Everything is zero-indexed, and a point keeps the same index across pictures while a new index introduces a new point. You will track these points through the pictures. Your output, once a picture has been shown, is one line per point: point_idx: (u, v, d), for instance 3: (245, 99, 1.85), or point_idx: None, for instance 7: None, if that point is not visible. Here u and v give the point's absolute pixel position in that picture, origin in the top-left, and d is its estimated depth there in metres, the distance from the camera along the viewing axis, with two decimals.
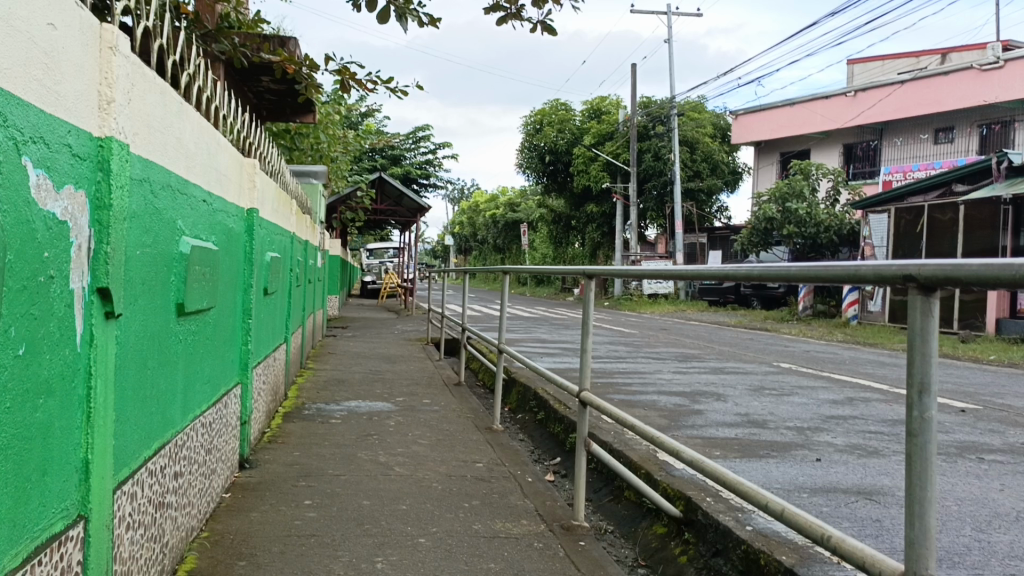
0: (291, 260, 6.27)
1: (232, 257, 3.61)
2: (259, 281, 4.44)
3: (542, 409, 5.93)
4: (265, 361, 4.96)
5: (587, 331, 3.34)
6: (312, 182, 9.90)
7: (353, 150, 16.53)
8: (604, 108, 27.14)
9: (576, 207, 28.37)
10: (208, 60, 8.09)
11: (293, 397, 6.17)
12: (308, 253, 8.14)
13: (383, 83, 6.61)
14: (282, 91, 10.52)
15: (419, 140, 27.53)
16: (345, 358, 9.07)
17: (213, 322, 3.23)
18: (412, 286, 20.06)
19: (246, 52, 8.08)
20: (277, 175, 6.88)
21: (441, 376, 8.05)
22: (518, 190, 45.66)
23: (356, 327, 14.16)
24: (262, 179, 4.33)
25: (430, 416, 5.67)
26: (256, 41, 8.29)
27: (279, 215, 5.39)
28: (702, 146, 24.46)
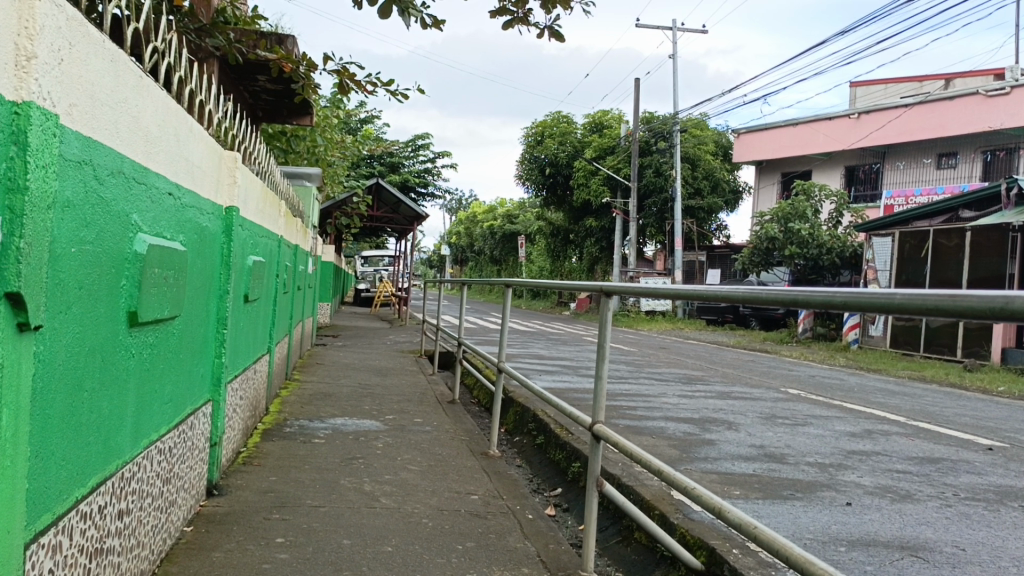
0: (278, 265, 5.87)
1: (205, 259, 3.23)
2: (239, 288, 4.05)
3: (542, 433, 5.55)
4: (244, 373, 4.55)
5: (603, 356, 2.96)
6: (305, 184, 9.51)
7: (351, 156, 16.13)
8: (605, 122, 26.86)
9: (575, 220, 28.02)
10: (201, 55, 7.73)
11: (274, 412, 5.76)
12: (298, 259, 7.74)
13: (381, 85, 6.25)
14: (279, 91, 10.15)
15: (418, 149, 27.17)
16: (333, 369, 8.66)
17: (178, 333, 2.85)
18: (406, 296, 19.63)
19: (240, 48, 7.71)
20: (266, 176, 6.49)
21: (434, 392, 7.65)
22: (517, 203, 45.28)
23: (347, 336, 13.74)
24: (245, 176, 3.95)
25: (419, 437, 5.27)
26: (252, 38, 7.93)
27: (265, 217, 5.00)
28: (704, 163, 24.16)
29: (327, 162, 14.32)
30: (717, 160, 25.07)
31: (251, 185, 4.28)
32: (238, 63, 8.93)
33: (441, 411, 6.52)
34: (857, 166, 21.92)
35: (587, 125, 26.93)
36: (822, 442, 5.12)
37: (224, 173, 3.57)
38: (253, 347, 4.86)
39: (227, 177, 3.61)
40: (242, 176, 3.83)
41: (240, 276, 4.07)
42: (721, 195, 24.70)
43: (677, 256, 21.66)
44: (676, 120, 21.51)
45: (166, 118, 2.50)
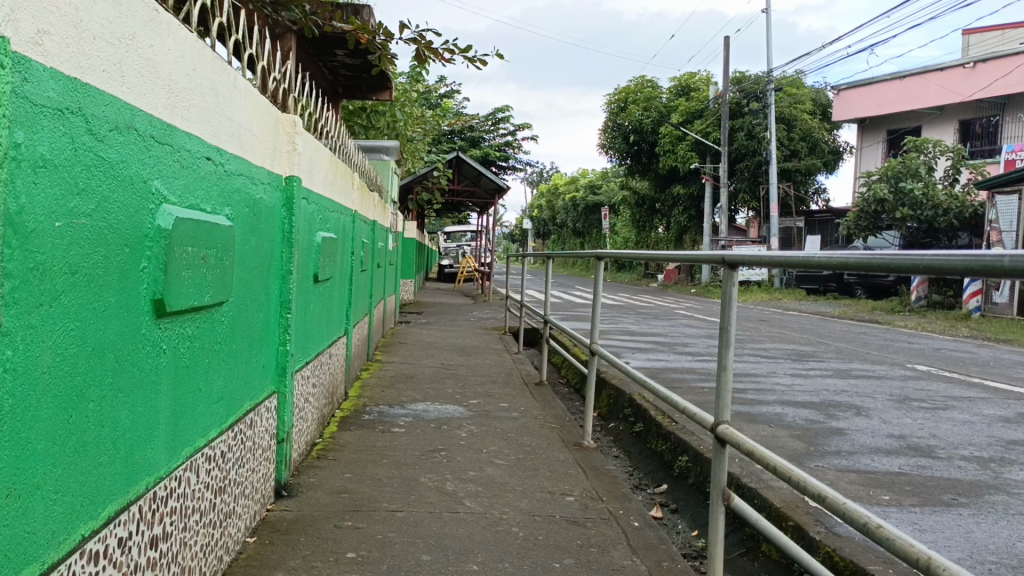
0: (353, 241, 5.51)
1: (261, 234, 2.84)
2: (305, 266, 3.68)
3: (640, 419, 5.05)
4: (317, 359, 4.21)
5: (731, 342, 2.40)
6: (383, 158, 9.20)
7: (430, 130, 15.77)
8: (692, 85, 25.66)
9: (661, 188, 27.03)
10: (278, 31, 7.44)
11: (354, 397, 5.44)
12: (377, 234, 7.40)
13: (459, 51, 5.79)
14: (357, 65, 9.84)
15: (500, 121, 26.73)
16: (416, 349, 8.34)
17: (229, 319, 2.48)
18: (490, 271, 19.28)
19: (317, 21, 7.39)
20: (340, 148, 6.15)
21: (521, 371, 7.25)
22: (600, 173, 44.24)
23: (431, 313, 13.45)
24: (307, 142, 3.55)
25: (509, 426, 4.84)
26: (328, 10, 7.57)
27: (336, 188, 4.62)
28: (800, 123, 22.70)
29: (407, 138, 13.99)
30: (814, 119, 23.57)
31: (316, 154, 3.87)
32: (312, 37, 8.60)
33: (529, 393, 6.10)
34: (972, 120, 20.11)
35: (673, 89, 25.75)
36: (970, 432, 4.42)
37: (283, 138, 3.16)
38: (327, 331, 4.52)
39: (286, 142, 3.21)
40: (303, 144, 3.42)
41: (307, 254, 3.70)
42: (819, 156, 23.24)
43: (772, 223, 20.51)
44: (770, 78, 20.24)
45: (198, 64, 2.09)
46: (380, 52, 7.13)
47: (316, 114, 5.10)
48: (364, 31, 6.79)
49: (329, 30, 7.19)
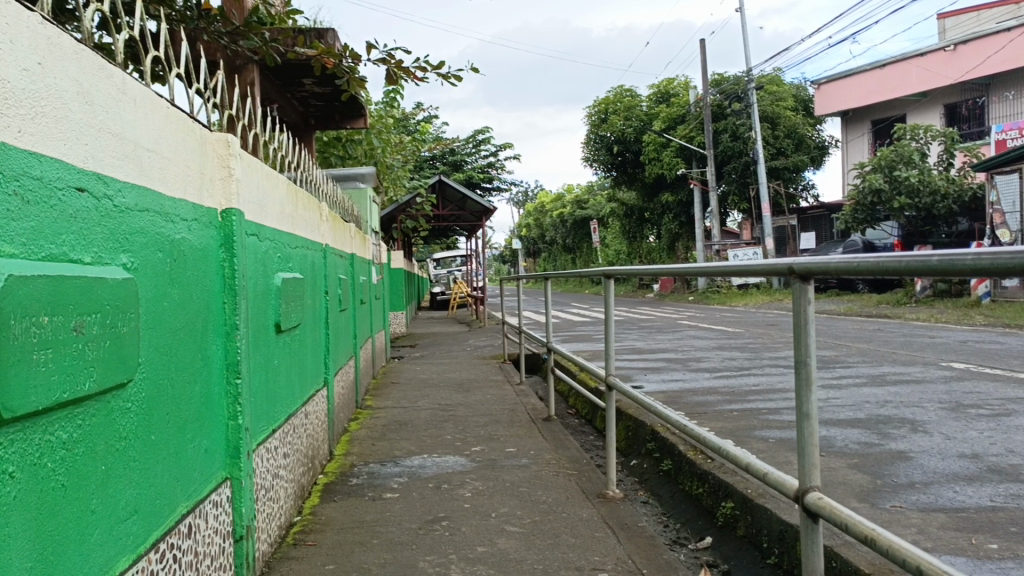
0: (326, 279, 4.88)
1: (186, 286, 2.22)
2: (260, 316, 3.05)
3: (667, 456, 4.44)
4: (288, 423, 3.58)
5: (812, 379, 1.79)
6: (359, 186, 8.60)
7: (409, 156, 15.20)
8: (672, 91, 25.25)
9: (649, 197, 26.54)
10: (237, 62, 6.86)
11: (340, 456, 4.80)
12: (356, 267, 6.78)
13: (432, 68, 5.22)
14: (327, 94, 9.27)
15: (480, 143, 26.25)
16: (409, 388, 7.68)
17: (141, 403, 1.86)
18: (483, 295, 18.67)
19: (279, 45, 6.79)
20: (307, 178, 5.53)
21: (525, 405, 6.62)
22: (584, 188, 43.73)
23: (424, 346, 12.80)
24: (249, 167, 2.92)
25: (518, 478, 4.18)
26: (289, 34, 7.00)
27: (297, 220, 4.01)
28: (785, 120, 22.17)
29: (386, 166, 13.41)
30: (800, 115, 23.14)
31: (265, 183, 3.26)
32: (275, 66, 8.00)
33: (538, 431, 5.48)
34: (958, 102, 19.62)
35: (653, 96, 25.30)
36: None
37: (212, 163, 2.54)
38: (298, 386, 3.88)
39: (218, 167, 2.59)
40: (243, 171, 2.80)
41: (261, 302, 3.08)
42: (807, 152, 22.77)
43: (766, 223, 20.00)
44: (751, 77, 19.83)
45: (51, 58, 1.49)
46: (348, 76, 6.47)
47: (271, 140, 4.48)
48: (330, 55, 6.14)
49: (290, 57, 6.57)
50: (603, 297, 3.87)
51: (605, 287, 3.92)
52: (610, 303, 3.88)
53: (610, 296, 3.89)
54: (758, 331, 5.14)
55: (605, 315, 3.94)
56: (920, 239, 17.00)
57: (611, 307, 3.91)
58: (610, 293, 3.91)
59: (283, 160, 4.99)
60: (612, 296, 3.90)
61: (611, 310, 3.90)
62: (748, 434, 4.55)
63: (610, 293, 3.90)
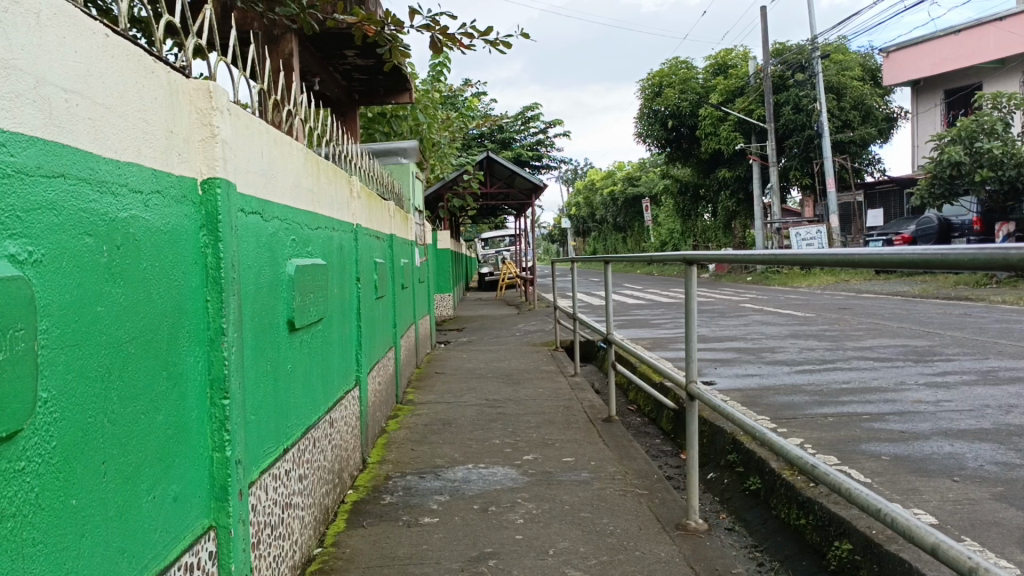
0: (358, 264, 4.30)
1: (137, 283, 1.62)
2: (262, 312, 2.48)
3: (755, 472, 3.78)
4: (306, 438, 3.02)
5: None
6: (401, 162, 8.01)
7: (457, 133, 14.59)
8: (729, 63, 24.15)
9: (705, 174, 25.44)
10: (272, 35, 6.29)
11: (374, 463, 4.25)
12: (395, 248, 6.18)
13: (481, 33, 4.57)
14: (370, 67, 8.68)
15: (529, 120, 25.54)
16: (454, 379, 7.10)
17: (48, 458, 1.28)
18: (532, 276, 17.98)
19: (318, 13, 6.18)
20: (342, 152, 4.93)
21: (581, 401, 5.97)
22: (636, 165, 42.67)
23: (472, 330, 12.25)
24: (245, 130, 2.33)
25: (579, 500, 3.55)
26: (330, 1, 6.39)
27: (319, 194, 3.43)
28: (851, 91, 20.88)
29: (433, 143, 12.81)
30: (868, 85, 21.79)
31: (272, 150, 2.67)
32: (313, 36, 7.44)
33: (599, 435, 4.86)
34: None
35: (710, 68, 24.21)
36: None
37: (187, 119, 1.94)
38: (321, 391, 3.32)
39: (198, 125, 2.00)
40: (236, 134, 2.21)
41: (263, 296, 2.50)
42: (875, 125, 21.36)
43: (832, 200, 18.85)
44: (817, 46, 18.60)
45: None
46: (391, 44, 5.71)
47: (291, 106, 3.87)
48: (372, 22, 5.29)
49: (329, 24, 5.82)
50: (685, 283, 3.18)
51: (687, 273, 3.21)
52: (693, 291, 3.18)
53: (692, 284, 3.19)
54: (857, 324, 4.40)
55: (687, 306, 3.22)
56: (1002, 215, 15.80)
57: (695, 295, 3.19)
58: (692, 281, 3.20)
59: (314, 132, 4.40)
60: (694, 284, 3.20)
61: (695, 299, 3.19)
62: (852, 448, 3.83)
63: (691, 281, 3.20)
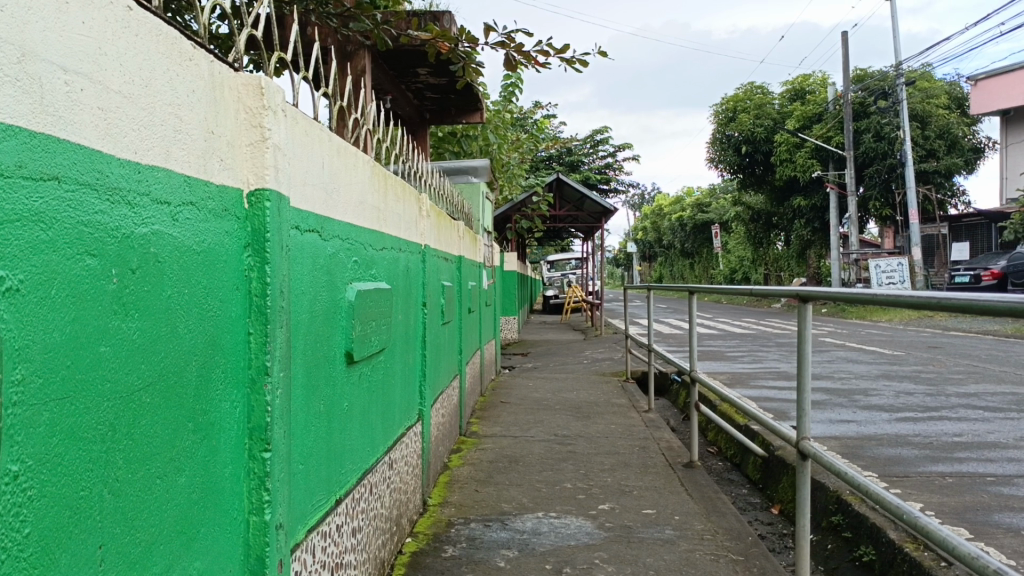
0: (424, 288, 3.99)
1: (159, 315, 1.32)
2: (316, 344, 2.18)
3: (867, 542, 3.25)
4: (361, 485, 2.70)
5: None
6: (471, 181, 7.74)
7: (527, 154, 14.34)
8: (808, 87, 23.39)
9: (779, 201, 24.54)
10: (347, 51, 6.13)
11: (434, 505, 3.92)
12: (464, 270, 5.89)
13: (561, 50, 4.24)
14: (443, 86, 8.49)
15: (598, 144, 25.25)
16: (519, 410, 6.73)
17: (19, 553, 0.97)
18: (598, 301, 17.54)
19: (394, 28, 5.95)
20: (412, 172, 4.65)
21: (658, 441, 5.51)
22: (707, 191, 41.79)
23: (537, 355, 11.90)
24: (302, 135, 2.04)
25: (663, 563, 3.12)
26: (406, 17, 6.19)
27: (386, 211, 3.14)
28: (937, 119, 19.67)
29: (502, 164, 12.55)
30: (955, 113, 20.61)
31: (335, 162, 2.38)
32: (386, 53, 7.28)
33: (680, 483, 4.40)
34: None
35: (787, 93, 23.48)
36: None
37: (233, 119, 1.65)
38: (380, 429, 3.00)
39: (247, 125, 1.70)
40: (292, 141, 1.91)
41: (318, 327, 2.19)
42: (960, 154, 20.06)
43: (915, 231, 17.87)
44: (901, 71, 17.74)
45: None
46: (464, 61, 5.42)
47: (361, 119, 3.60)
48: (445, 38, 4.97)
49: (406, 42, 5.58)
50: (799, 320, 2.79)
51: (800, 307, 2.82)
52: (809, 330, 2.79)
53: (808, 322, 2.79)
54: (972, 370, 3.84)
55: (800, 346, 2.83)
56: None
57: (809, 335, 2.79)
58: (807, 318, 2.81)
59: (386, 147, 4.13)
60: (810, 322, 2.81)
61: (810, 339, 2.79)
62: (981, 518, 3.27)
63: (807, 318, 2.80)
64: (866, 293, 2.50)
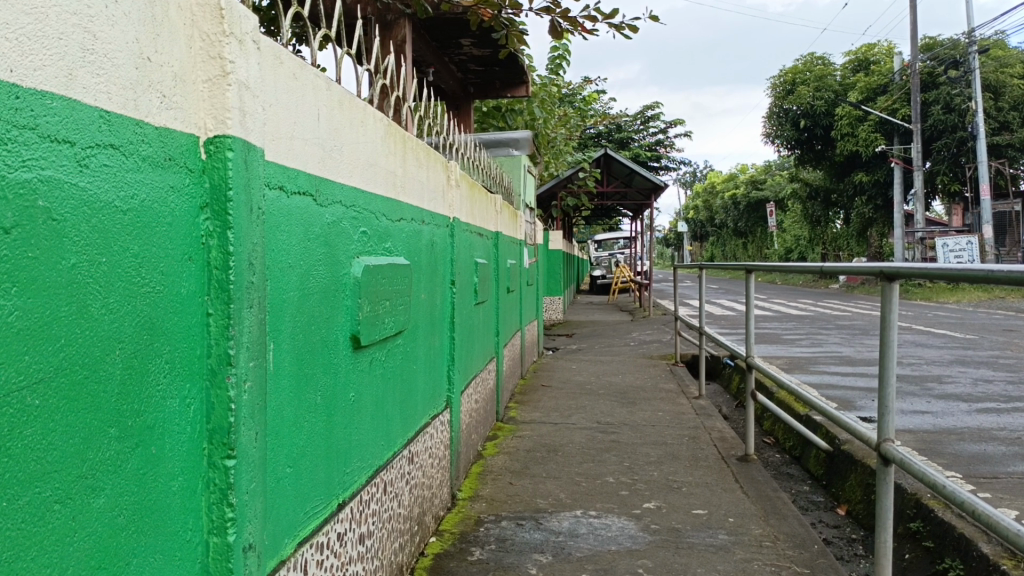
0: (453, 265, 3.66)
1: (58, 291, 1.01)
2: (307, 327, 1.86)
3: (953, 554, 2.83)
4: (373, 485, 2.40)
5: None
6: (513, 154, 7.35)
7: (574, 130, 13.87)
8: (871, 57, 22.29)
9: (838, 178, 23.55)
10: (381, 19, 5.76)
11: (464, 499, 3.62)
12: (501, 248, 5.53)
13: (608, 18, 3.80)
14: (487, 58, 8.09)
15: (649, 120, 24.55)
16: (562, 395, 6.39)
17: None
18: (647, 282, 17.05)
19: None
20: (449, 147, 4.28)
21: (709, 431, 5.12)
22: (762, 169, 40.59)
23: (584, 336, 11.52)
24: (286, 77, 1.71)
25: (717, 574, 2.76)
26: None
27: (405, 176, 2.80)
28: (1012, 89, 18.53)
29: (548, 140, 12.13)
30: None
31: (335, 116, 2.05)
32: (426, 21, 6.91)
33: (735, 478, 4.01)
34: None
35: (848, 64, 22.39)
36: None
37: (182, 48, 1.33)
38: (398, 420, 2.70)
39: (203, 57, 1.38)
40: (268, 82, 1.58)
41: (311, 307, 1.88)
42: None
43: (985, 208, 16.87)
44: (973, 38, 16.69)
45: None
46: (506, 29, 4.73)
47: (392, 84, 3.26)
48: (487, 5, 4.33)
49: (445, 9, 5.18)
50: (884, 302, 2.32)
51: (885, 287, 2.35)
52: (896, 315, 2.31)
53: (896, 305, 2.32)
54: None
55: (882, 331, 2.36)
56: None
57: (895, 319, 2.32)
58: (895, 300, 2.33)
59: (422, 117, 3.79)
60: (898, 304, 2.33)
61: (896, 324, 2.32)
62: None
63: (895, 301, 2.32)
64: (973, 270, 1.98)
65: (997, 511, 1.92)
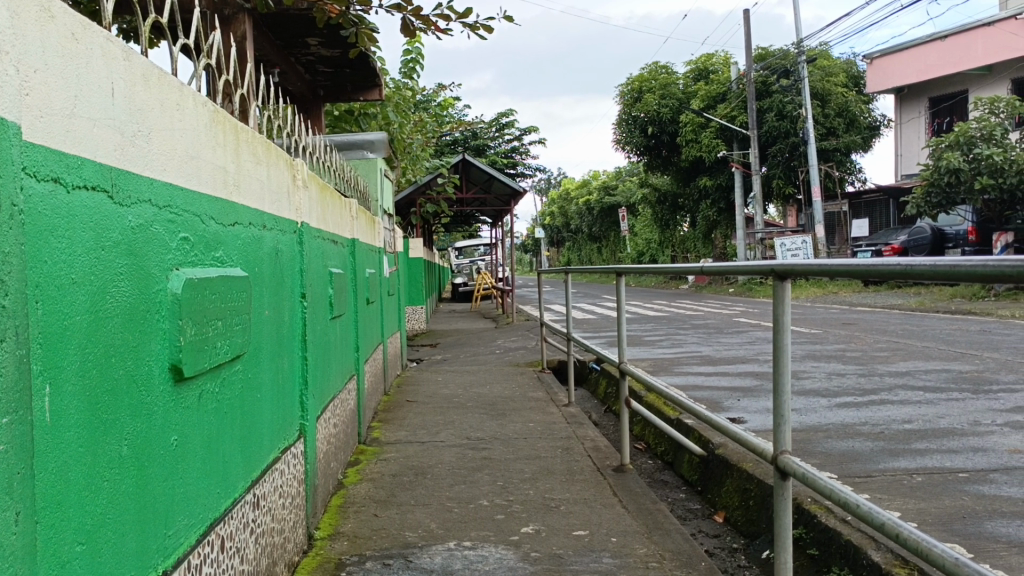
0: (302, 276, 3.24)
1: None
2: (102, 358, 1.44)
3: (840, 562, 2.75)
4: (207, 543, 1.98)
5: None
6: (368, 156, 6.92)
7: (430, 134, 13.53)
8: (711, 67, 23.40)
9: (684, 183, 24.59)
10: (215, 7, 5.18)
11: (324, 538, 3.22)
12: (358, 258, 5.10)
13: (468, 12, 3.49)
14: (336, 59, 7.64)
15: (505, 126, 24.62)
16: (428, 410, 6.05)
17: None
18: (508, 287, 16.99)
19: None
20: (299, 148, 3.85)
21: (582, 441, 4.95)
22: (612, 175, 41.93)
23: (447, 346, 11.21)
24: (58, 37, 1.30)
25: None
26: None
27: (238, 172, 2.39)
28: (836, 98, 20.00)
29: (405, 144, 11.72)
30: (852, 92, 20.98)
31: (139, 92, 1.64)
32: (267, 15, 6.39)
33: (613, 492, 3.83)
34: None
35: (690, 73, 23.40)
36: None
37: None
38: (238, 461, 2.29)
39: None
40: (24, 37, 1.17)
41: (109, 331, 1.47)
42: (858, 132, 20.45)
43: (817, 209, 18.06)
44: (802, 51, 17.84)
45: None
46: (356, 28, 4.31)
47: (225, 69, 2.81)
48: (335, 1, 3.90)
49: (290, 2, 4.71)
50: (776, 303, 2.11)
51: (777, 286, 2.13)
52: (788, 316, 2.10)
53: (787, 305, 2.11)
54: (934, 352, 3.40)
55: (776, 335, 2.16)
56: (999, 225, 14.49)
57: (789, 321, 2.11)
58: (786, 299, 2.12)
59: (267, 112, 3.35)
60: (790, 304, 2.12)
61: (791, 326, 2.11)
62: (969, 527, 2.78)
63: (786, 301, 2.12)
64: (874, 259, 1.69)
65: (926, 533, 1.58)
